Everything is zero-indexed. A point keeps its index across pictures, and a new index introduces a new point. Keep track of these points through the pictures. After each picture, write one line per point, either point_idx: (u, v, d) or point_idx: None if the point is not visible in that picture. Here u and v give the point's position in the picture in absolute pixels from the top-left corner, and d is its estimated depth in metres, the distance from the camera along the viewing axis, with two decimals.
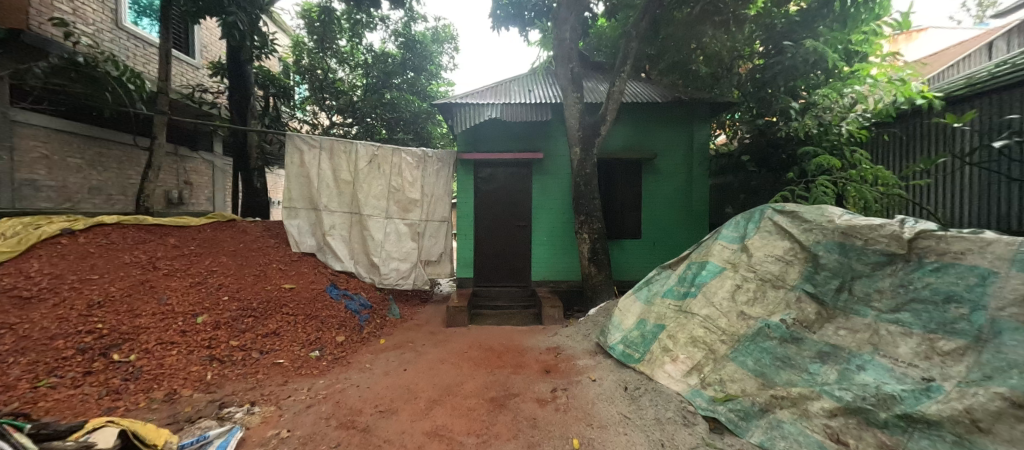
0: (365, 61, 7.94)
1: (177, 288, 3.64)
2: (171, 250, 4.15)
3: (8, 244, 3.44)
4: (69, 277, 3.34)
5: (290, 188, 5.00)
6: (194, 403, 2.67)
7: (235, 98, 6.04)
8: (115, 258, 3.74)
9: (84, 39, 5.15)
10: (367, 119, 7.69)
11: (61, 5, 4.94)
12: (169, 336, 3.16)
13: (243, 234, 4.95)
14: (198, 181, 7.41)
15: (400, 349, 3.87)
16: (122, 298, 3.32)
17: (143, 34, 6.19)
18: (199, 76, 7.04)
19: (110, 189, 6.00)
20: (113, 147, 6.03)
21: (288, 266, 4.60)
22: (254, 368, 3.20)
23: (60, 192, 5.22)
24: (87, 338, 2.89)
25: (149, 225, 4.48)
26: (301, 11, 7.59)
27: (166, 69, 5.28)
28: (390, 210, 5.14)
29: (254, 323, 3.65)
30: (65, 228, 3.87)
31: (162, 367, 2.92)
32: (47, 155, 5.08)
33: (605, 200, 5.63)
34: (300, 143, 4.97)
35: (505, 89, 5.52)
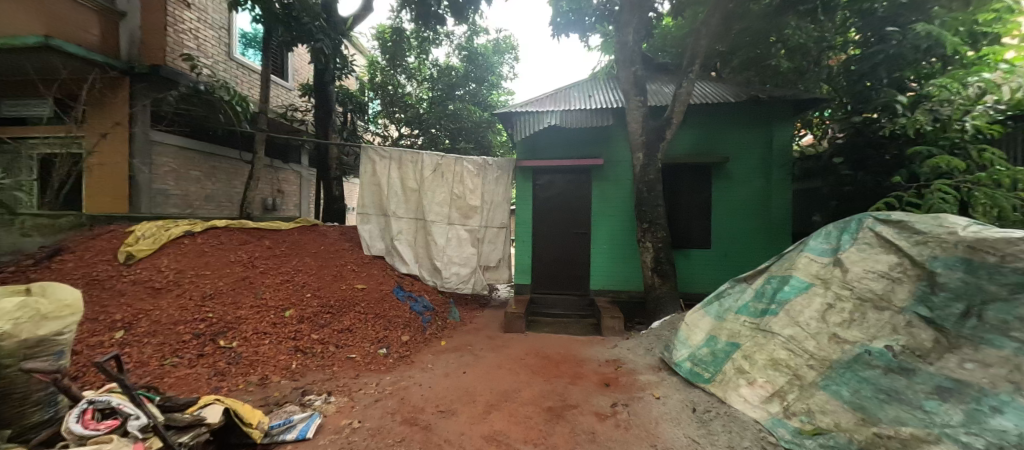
0: (431, 75, 8.39)
1: (270, 285, 4.11)
2: (266, 250, 4.71)
3: (147, 243, 4.15)
4: (189, 272, 3.93)
5: (363, 196, 5.43)
6: (281, 388, 2.98)
7: (320, 114, 6.71)
8: (223, 256, 4.33)
9: (205, 70, 6.08)
10: (432, 129, 8.11)
11: (189, 43, 5.89)
12: (263, 327, 3.58)
13: (323, 237, 5.45)
14: (287, 189, 8.33)
15: (460, 352, 3.99)
16: (228, 291, 3.83)
17: (248, 63, 7.15)
18: (291, 96, 7.95)
19: (221, 197, 6.97)
20: (223, 161, 7.01)
21: (360, 268, 4.97)
22: (331, 361, 3.50)
23: (183, 199, 6.18)
24: (200, 325, 3.37)
25: (249, 228, 5.12)
26: (376, 34, 8.27)
27: (266, 92, 6.03)
28: (452, 217, 5.35)
29: (331, 319, 3.99)
30: (187, 230, 4.57)
31: (257, 354, 3.31)
32: (175, 169, 6.04)
33: (670, 207, 5.34)
34: (373, 154, 5.39)
35: (564, 95, 5.50)
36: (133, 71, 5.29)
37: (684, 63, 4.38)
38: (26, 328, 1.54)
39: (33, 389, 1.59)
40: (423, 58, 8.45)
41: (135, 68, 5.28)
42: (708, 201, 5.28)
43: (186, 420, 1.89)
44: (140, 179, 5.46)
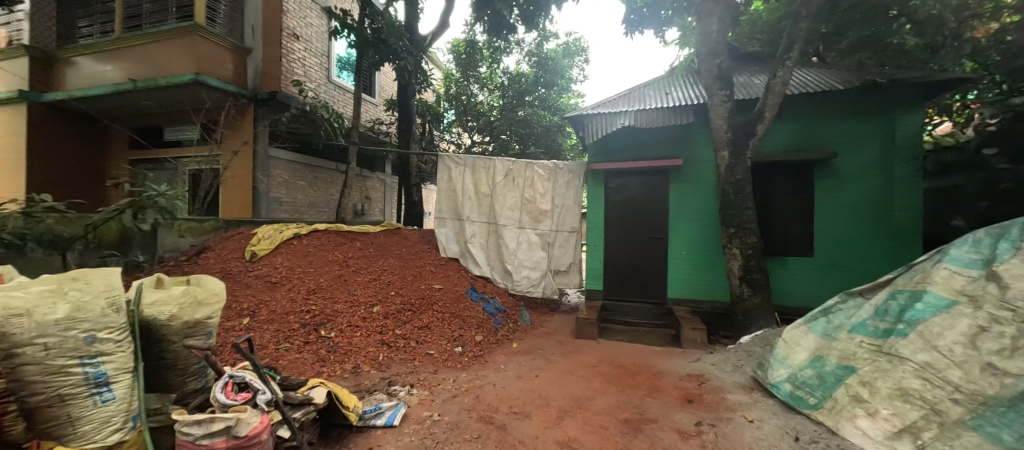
0: (501, 83, 8.63)
1: (361, 282, 4.55)
2: (358, 251, 5.22)
3: (266, 244, 4.86)
4: (297, 269, 4.52)
5: (440, 201, 5.75)
6: (371, 378, 3.28)
7: (402, 126, 7.27)
8: (323, 256, 4.90)
9: (310, 93, 6.95)
10: (503, 136, 8.32)
11: (298, 70, 6.79)
12: (355, 320, 3.97)
13: (405, 240, 5.88)
14: (374, 196, 9.14)
15: (531, 355, 4.01)
16: (327, 287, 4.32)
17: (343, 84, 8.03)
18: (377, 111, 8.74)
19: (321, 204, 7.88)
20: (323, 172, 7.92)
21: (438, 269, 5.26)
22: (412, 355, 3.75)
23: (292, 206, 7.11)
24: (306, 316, 3.84)
25: (344, 231, 5.72)
26: (451, 48, 8.75)
27: (358, 108, 6.71)
28: (523, 221, 5.43)
29: (412, 316, 4.28)
30: (296, 233, 5.26)
31: (350, 344, 3.68)
32: (287, 180, 6.98)
33: (761, 210, 4.83)
34: (449, 162, 5.70)
35: (639, 94, 5.28)
36: (257, 97, 6.24)
37: (779, 50, 3.95)
38: (187, 311, 1.82)
39: (190, 362, 1.87)
40: (495, 67, 8.72)
41: (258, 95, 6.23)
42: (810, 202, 4.68)
43: (298, 398, 2.15)
44: (260, 189, 6.39)
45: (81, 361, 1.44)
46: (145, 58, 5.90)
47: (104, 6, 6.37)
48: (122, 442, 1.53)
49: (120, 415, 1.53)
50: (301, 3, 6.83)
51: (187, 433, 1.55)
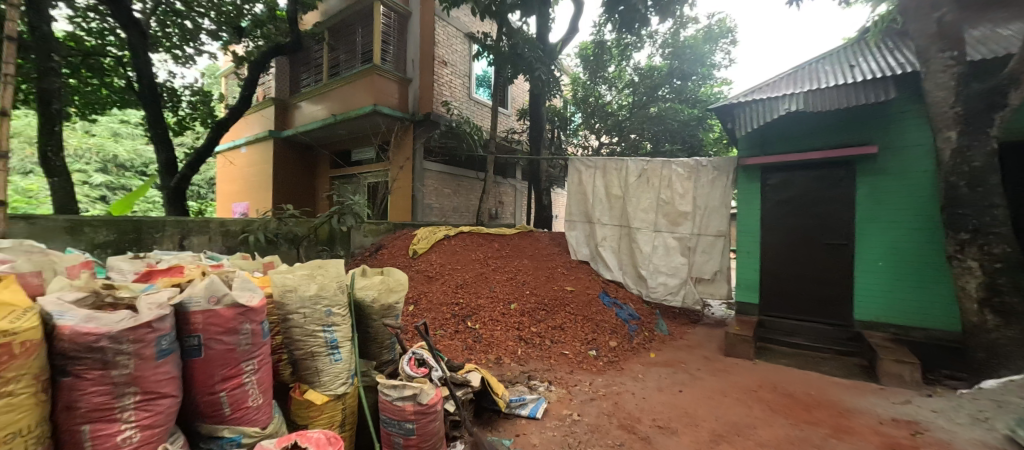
0: (630, 80, 8.23)
1: (499, 281, 4.92)
2: (496, 251, 5.68)
3: (424, 243, 5.70)
4: (448, 266, 5.17)
5: (570, 204, 5.81)
6: (512, 370, 3.52)
7: (533, 133, 7.60)
8: (468, 255, 5.49)
9: (455, 111, 7.86)
10: (631, 135, 7.95)
11: (446, 92, 7.76)
12: (495, 315, 4.33)
13: (537, 241, 6.13)
14: (506, 201, 9.77)
15: (673, 368, 3.72)
16: (472, 283, 4.83)
17: (482, 99, 8.85)
18: (510, 121, 9.34)
19: (463, 209, 8.80)
20: (465, 180, 8.85)
21: (569, 271, 5.32)
22: (548, 353, 3.90)
23: (440, 211, 8.13)
24: (456, 308, 4.37)
25: (484, 233, 6.30)
26: (579, 52, 8.78)
27: (495, 120, 7.31)
28: (659, 223, 5.09)
29: (546, 315, 4.44)
30: (446, 234, 6.02)
31: (492, 337, 4.03)
32: (436, 188, 8.03)
33: (1015, 208, 3.50)
34: (580, 165, 5.72)
35: (809, 72, 4.41)
36: (415, 119, 7.39)
37: None
38: (383, 295, 2.26)
39: (384, 337, 2.30)
40: (624, 65, 8.41)
41: (415, 117, 7.40)
42: None
43: (459, 379, 2.45)
44: (417, 197, 7.51)
45: (324, 327, 1.94)
46: (339, 97, 7.56)
47: (317, 61, 8.42)
48: (346, 393, 1.98)
49: (345, 372, 1.99)
50: (448, 33, 7.80)
51: (387, 394, 1.93)
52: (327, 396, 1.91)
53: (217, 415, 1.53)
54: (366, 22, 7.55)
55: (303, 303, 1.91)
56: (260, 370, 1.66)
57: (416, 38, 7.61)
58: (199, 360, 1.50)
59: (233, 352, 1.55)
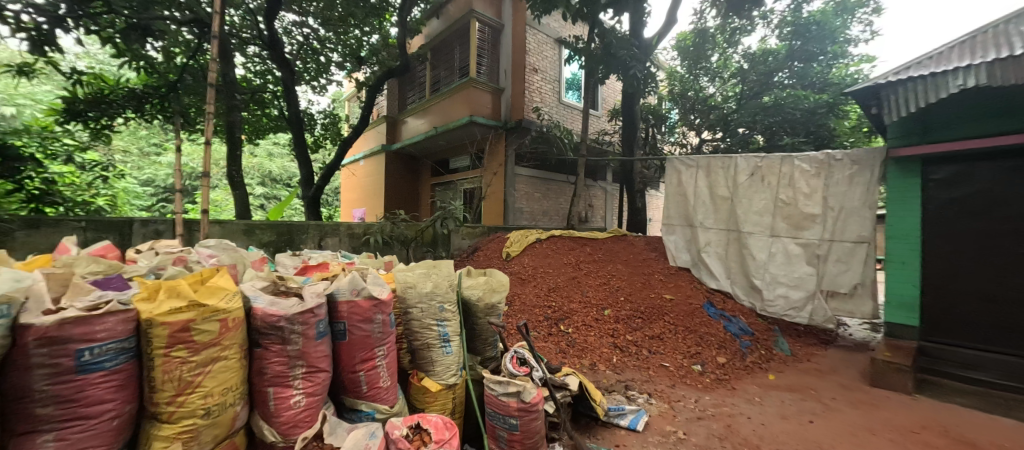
0: (738, 68, 7.41)
1: (592, 286, 4.83)
2: (588, 255, 5.60)
3: (517, 246, 5.90)
4: (540, 269, 5.26)
5: (668, 206, 5.44)
6: (608, 377, 3.41)
7: (626, 133, 7.30)
8: (560, 258, 5.52)
9: (545, 116, 7.97)
10: (740, 129, 7.15)
11: (536, 98, 7.90)
12: (588, 319, 4.27)
13: (632, 246, 5.87)
14: (596, 204, 9.55)
15: (799, 394, 3.24)
16: (564, 286, 4.84)
17: (572, 103, 8.83)
18: (601, 123, 9.13)
19: (553, 212, 8.83)
20: (555, 184, 8.90)
21: (668, 278, 4.98)
22: (646, 364, 3.69)
23: (531, 215, 8.27)
24: (548, 310, 4.42)
25: (575, 236, 6.27)
26: (676, 44, 8.22)
27: (586, 123, 7.23)
28: (777, 227, 4.49)
29: (643, 324, 4.22)
30: (538, 237, 6.14)
31: (586, 342, 3.97)
32: (527, 193, 8.21)
33: None
34: (679, 165, 5.32)
35: (998, 36, 3.42)
36: (508, 126, 7.67)
37: None
38: (487, 295, 2.40)
39: (488, 335, 2.45)
40: (730, 53, 7.63)
41: (507, 124, 7.68)
42: None
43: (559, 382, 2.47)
44: (509, 201, 7.78)
45: (437, 322, 2.13)
46: (439, 110, 8.23)
47: (421, 80, 9.32)
48: (456, 383, 2.14)
49: (455, 364, 2.16)
50: (538, 41, 7.98)
51: (493, 388, 2.04)
52: (440, 384, 2.10)
53: (357, 391, 1.79)
54: (463, 40, 8.11)
55: (421, 298, 2.13)
56: (389, 356, 1.89)
57: (508, 49, 7.92)
58: (344, 342, 1.78)
59: (369, 338, 1.80)
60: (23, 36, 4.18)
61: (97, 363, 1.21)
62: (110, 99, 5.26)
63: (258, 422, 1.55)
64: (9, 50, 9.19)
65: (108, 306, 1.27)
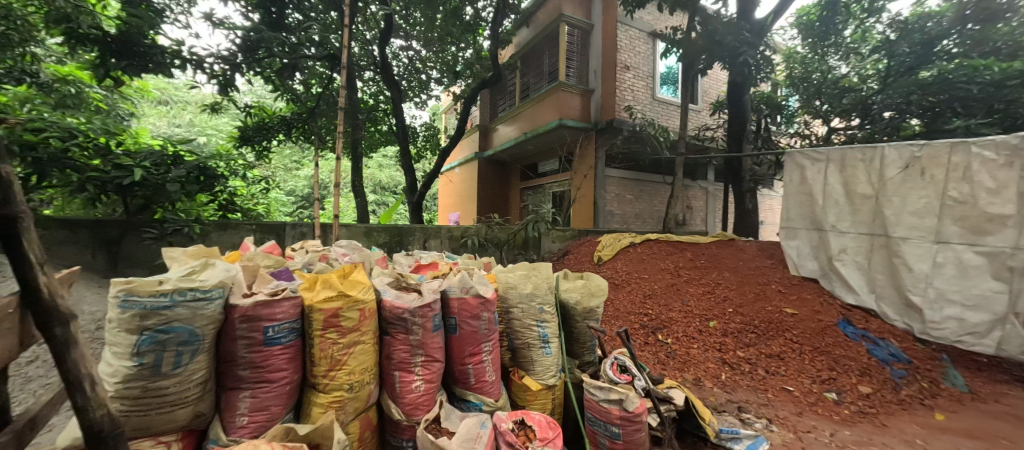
0: (880, 41, 6.05)
1: (694, 294, 4.46)
2: (688, 261, 5.20)
3: (609, 250, 5.76)
4: (633, 274, 5.04)
5: (788, 208, 4.79)
6: (716, 395, 3.09)
7: (733, 127, 6.59)
8: (656, 263, 5.22)
9: (638, 114, 7.59)
10: (885, 113, 5.87)
11: (628, 97, 7.58)
12: (690, 331, 3.94)
13: (742, 251, 5.27)
14: (696, 205, 8.79)
15: (986, 444, 2.55)
16: (661, 294, 4.55)
17: (668, 98, 8.31)
18: (702, 117, 8.40)
19: (646, 215, 8.37)
20: (649, 185, 8.43)
21: (788, 289, 4.34)
22: (763, 385, 3.26)
23: (622, 218, 7.94)
24: (644, 318, 4.20)
25: (674, 240, 5.89)
26: (796, 21, 7.17)
27: (685, 119, 6.71)
28: (946, 231, 3.56)
29: (758, 340, 3.74)
30: (631, 241, 5.90)
31: (688, 355, 3.66)
32: (618, 195, 7.92)
33: None
34: (803, 159, 4.64)
35: None
36: (598, 128, 7.50)
37: None
38: (585, 299, 2.39)
39: (586, 339, 2.43)
40: (868, 22, 6.29)
41: (598, 125, 7.51)
42: None
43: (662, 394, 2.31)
44: (599, 204, 7.60)
45: (537, 323, 2.19)
46: (529, 116, 8.41)
47: (511, 89, 9.65)
48: (555, 384, 2.17)
49: (554, 365, 2.18)
50: (631, 36, 7.66)
51: (594, 394, 2.01)
52: (540, 384, 2.14)
53: (466, 382, 1.93)
54: (552, 45, 8.18)
55: (522, 299, 2.21)
56: (493, 352, 2.00)
57: (598, 48, 7.77)
58: (455, 336, 1.93)
59: (476, 334, 1.92)
60: (216, 81, 5.40)
61: (277, 338, 1.51)
62: (269, 125, 6.52)
63: (387, 401, 1.77)
64: (204, 93, 11.98)
65: (283, 293, 1.57)
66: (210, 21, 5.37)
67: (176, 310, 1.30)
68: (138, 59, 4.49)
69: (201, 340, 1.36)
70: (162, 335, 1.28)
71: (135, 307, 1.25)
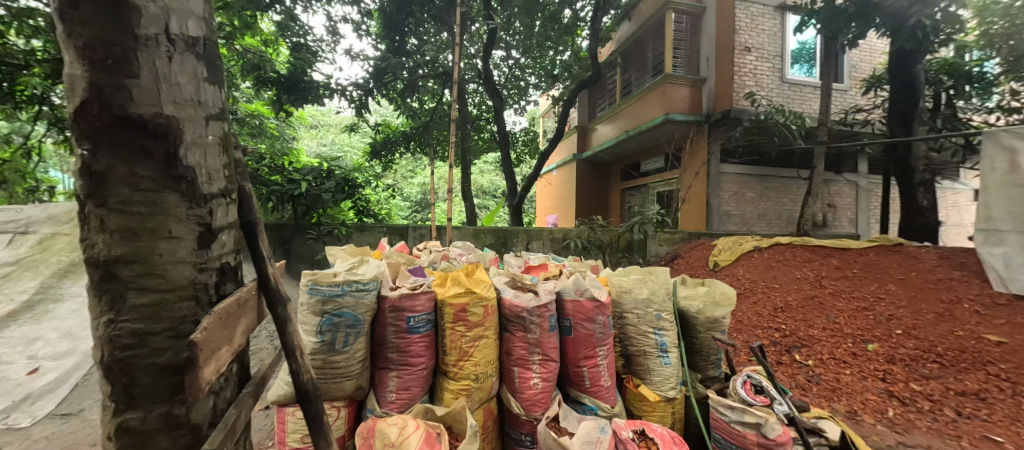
0: None
1: (844, 309, 3.73)
2: (834, 270, 4.39)
3: (727, 256, 5.21)
4: (761, 283, 4.47)
5: (987, 203, 3.73)
6: (881, 435, 2.42)
7: (898, 106, 5.34)
8: (790, 272, 4.53)
9: (762, 101, 6.66)
10: None
11: (750, 82, 6.70)
12: (840, 353, 3.28)
13: (914, 260, 4.24)
14: (841, 203, 7.36)
15: None
16: (798, 307, 3.91)
17: (801, 79, 7.15)
18: (849, 97, 7.01)
19: (772, 215, 7.29)
20: (776, 181, 7.35)
21: (992, 311, 3.29)
22: (954, 429, 2.46)
23: (742, 219, 7.05)
24: (777, 333, 3.65)
25: (814, 245, 5.04)
26: None
27: (827, 102, 5.67)
28: None
29: (943, 372, 2.89)
30: (756, 245, 5.24)
31: (838, 382, 3.00)
32: (736, 193, 7.03)
33: None
34: (1011, 140, 3.56)
35: None
36: (711, 120, 6.80)
37: None
38: (709, 308, 2.18)
39: (710, 351, 2.22)
40: None
41: (712, 117, 6.81)
42: None
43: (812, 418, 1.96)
44: (712, 204, 6.87)
45: (654, 330, 2.08)
46: (630, 114, 8.02)
47: (612, 87, 9.34)
48: (675, 398, 2.03)
49: (674, 377, 2.04)
50: (752, 14, 6.77)
51: (723, 413, 1.81)
52: (659, 395, 2.02)
53: (581, 384, 1.93)
54: (657, 35, 7.69)
55: (637, 304, 2.12)
56: (608, 357, 1.95)
57: (711, 33, 7.06)
58: (570, 338, 1.94)
59: (592, 337, 1.90)
60: (354, 105, 6.36)
61: (417, 327, 1.71)
62: (393, 140, 7.46)
63: (507, 394, 1.87)
64: (343, 116, 14.24)
65: (421, 287, 1.78)
66: (349, 55, 6.37)
67: (345, 298, 1.56)
68: (300, 92, 5.53)
69: (362, 324, 1.62)
70: (336, 318, 1.56)
71: (318, 294, 1.55)
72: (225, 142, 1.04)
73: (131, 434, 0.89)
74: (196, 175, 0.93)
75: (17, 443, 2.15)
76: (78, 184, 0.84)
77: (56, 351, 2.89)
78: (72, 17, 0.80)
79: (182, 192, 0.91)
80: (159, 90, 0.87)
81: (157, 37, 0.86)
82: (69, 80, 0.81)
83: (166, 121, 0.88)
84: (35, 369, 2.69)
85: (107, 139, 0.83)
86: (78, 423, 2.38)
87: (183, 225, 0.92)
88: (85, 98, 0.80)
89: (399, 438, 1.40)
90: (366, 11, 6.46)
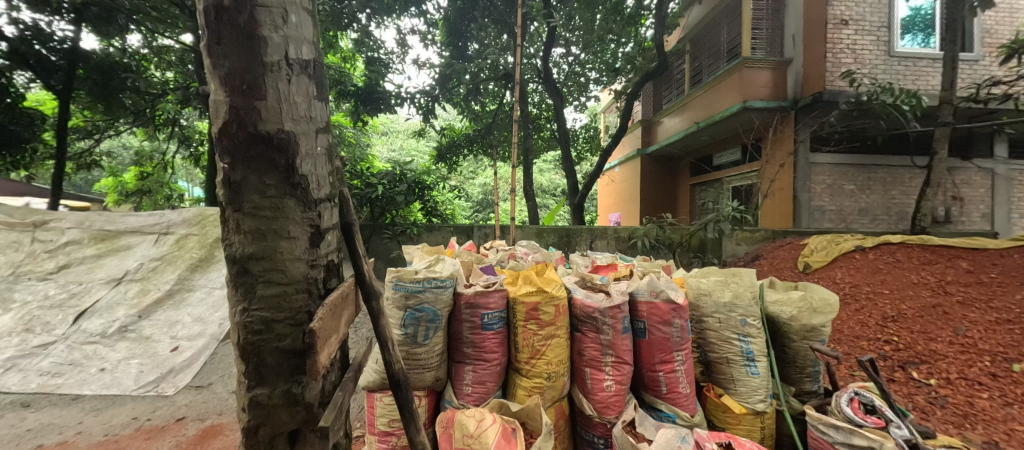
0: None
1: (977, 322, 3.13)
2: (965, 276, 3.73)
3: (820, 256, 4.67)
4: (865, 287, 3.93)
5: None
6: None
7: None
8: (903, 276, 3.94)
9: (865, 79, 5.81)
10: None
11: (847, 59, 5.90)
12: (973, 373, 2.69)
13: None
14: (971, 195, 6.20)
15: None
16: (915, 317, 3.35)
17: (916, 51, 6.14)
18: (981, 68, 5.88)
19: (877, 210, 6.37)
20: (881, 170, 6.40)
21: None
22: None
23: (838, 214, 6.24)
24: (886, 347, 3.14)
25: (934, 246, 4.34)
26: None
27: (950, 76, 4.79)
28: None
29: None
30: (858, 245, 4.63)
31: (971, 406, 2.44)
32: (830, 185, 6.24)
33: None
34: None
35: None
36: (798, 105, 6.12)
37: None
38: (804, 315, 1.96)
39: (807, 363, 2.00)
40: None
41: (799, 103, 6.11)
42: None
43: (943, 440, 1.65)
44: (800, 198, 6.20)
45: (739, 337, 1.92)
46: (701, 103, 7.48)
47: (679, 76, 8.78)
48: (765, 411, 1.87)
49: (763, 389, 1.88)
50: None
51: (826, 433, 1.62)
52: (746, 408, 1.87)
53: (657, 390, 1.85)
54: (733, 17, 7.09)
55: (719, 308, 1.97)
56: (687, 362, 1.85)
57: (799, 8, 6.33)
58: (645, 340, 1.86)
59: (668, 341, 1.81)
60: (421, 111, 6.70)
61: (490, 324, 1.76)
62: (457, 143, 7.73)
63: (579, 394, 1.85)
64: (411, 123, 15.11)
65: (494, 285, 1.83)
66: (417, 64, 6.74)
67: (425, 294, 1.66)
68: (374, 102, 5.95)
69: (441, 319, 1.70)
70: (418, 313, 1.66)
71: (403, 290, 1.66)
72: (329, 152, 1.17)
73: (260, 407, 1.03)
74: (308, 182, 1.05)
75: (166, 408, 2.60)
76: (220, 193, 1.00)
77: (191, 332, 3.46)
78: (218, 51, 0.95)
79: (298, 197, 1.03)
80: (281, 109, 0.99)
81: (280, 63, 0.99)
82: (215, 106, 0.97)
83: (286, 135, 1.00)
84: (176, 347, 3.27)
85: (243, 154, 0.97)
86: (209, 394, 2.81)
87: (299, 226, 1.04)
88: (226, 119, 0.95)
89: (477, 430, 1.45)
90: (431, 21, 6.78)
